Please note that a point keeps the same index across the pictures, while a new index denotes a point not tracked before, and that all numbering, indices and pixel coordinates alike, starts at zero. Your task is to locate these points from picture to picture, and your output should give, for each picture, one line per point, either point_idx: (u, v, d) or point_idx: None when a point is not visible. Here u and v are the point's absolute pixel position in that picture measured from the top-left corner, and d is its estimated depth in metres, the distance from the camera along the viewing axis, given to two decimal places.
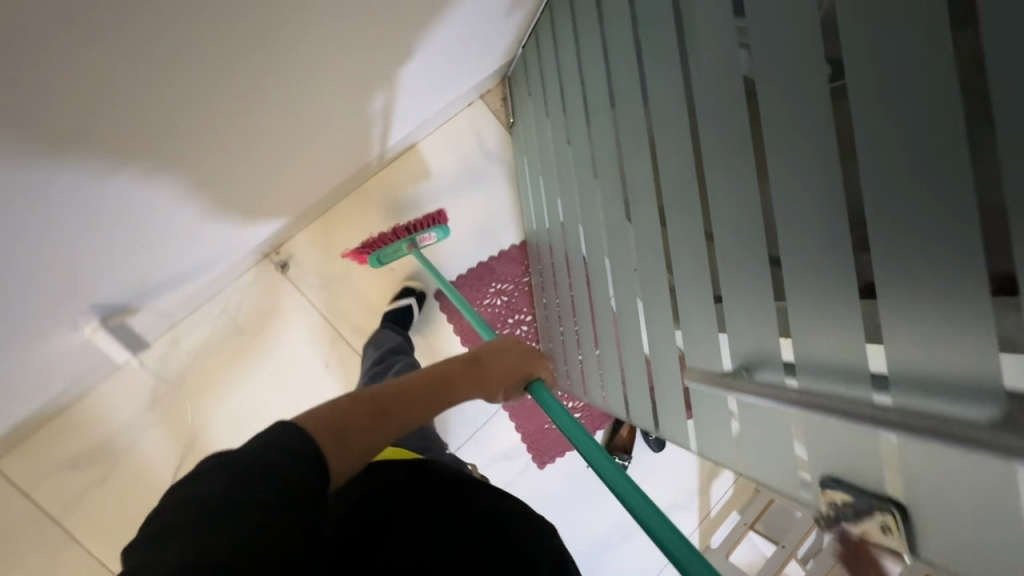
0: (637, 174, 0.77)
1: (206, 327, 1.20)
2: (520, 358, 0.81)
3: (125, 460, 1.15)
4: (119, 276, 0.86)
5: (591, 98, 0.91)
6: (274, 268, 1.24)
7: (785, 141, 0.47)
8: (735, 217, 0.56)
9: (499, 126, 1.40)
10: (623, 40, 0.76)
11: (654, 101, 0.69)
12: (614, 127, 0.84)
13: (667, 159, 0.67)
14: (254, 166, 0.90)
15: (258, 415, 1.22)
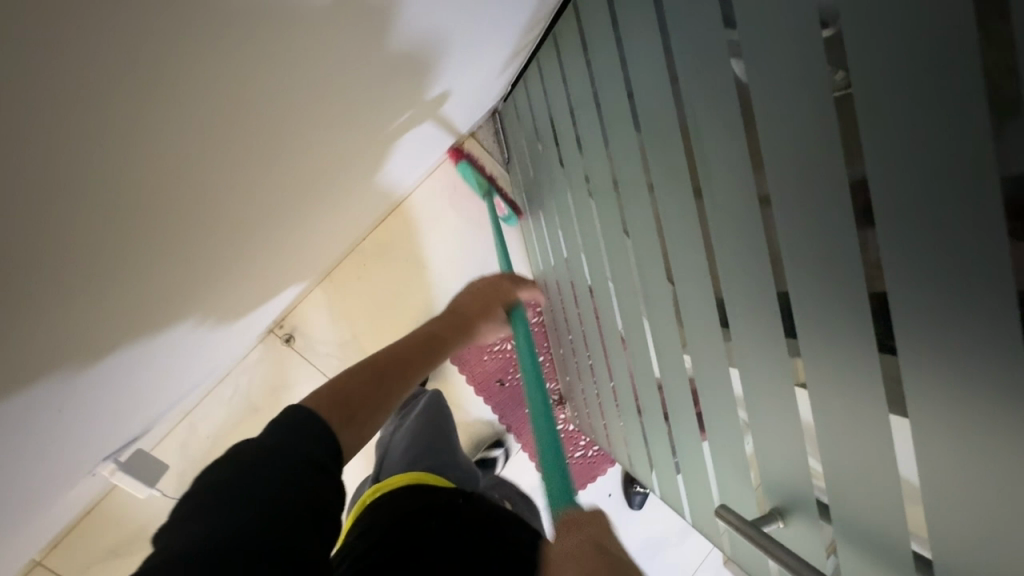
0: (654, 279, 0.75)
1: (221, 408, 1.20)
2: (501, 292, 0.84)
3: None
4: (137, 407, 0.86)
5: (592, 175, 0.87)
6: (281, 342, 1.23)
7: (820, 341, 0.46)
8: (761, 375, 0.56)
9: (494, 164, 1.34)
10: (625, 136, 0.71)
11: (668, 218, 0.66)
12: (621, 215, 0.80)
13: (687, 285, 0.66)
14: (252, 280, 0.87)
15: None
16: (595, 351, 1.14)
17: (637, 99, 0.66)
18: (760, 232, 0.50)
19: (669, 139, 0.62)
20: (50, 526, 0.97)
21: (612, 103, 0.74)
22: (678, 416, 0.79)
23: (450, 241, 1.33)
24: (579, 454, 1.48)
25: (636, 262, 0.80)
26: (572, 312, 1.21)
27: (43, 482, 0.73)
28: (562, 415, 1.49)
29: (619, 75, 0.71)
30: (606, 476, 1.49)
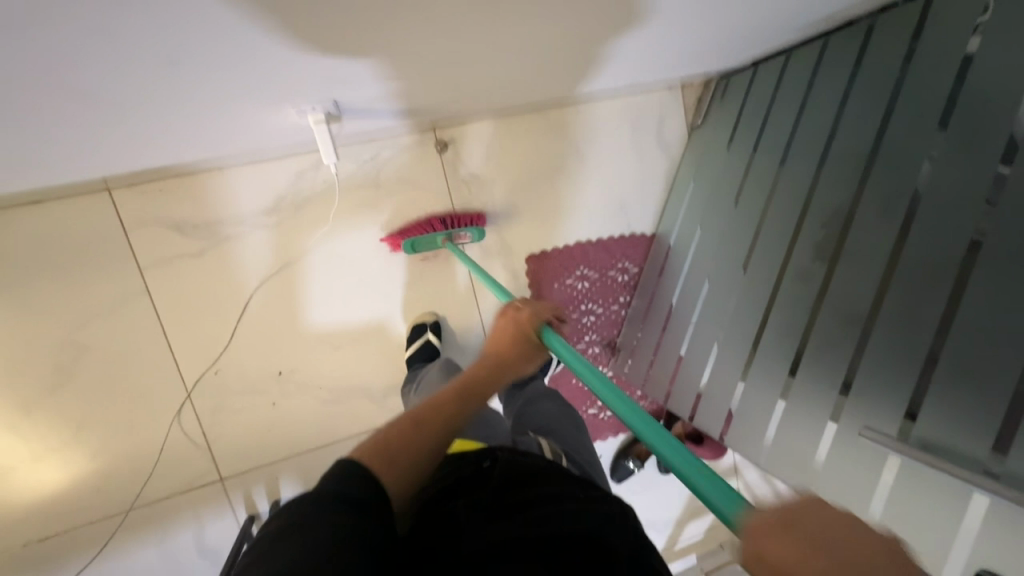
0: (873, 245, 0.82)
1: (351, 165, 1.19)
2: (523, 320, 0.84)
3: (225, 247, 1.14)
4: (360, 92, 0.91)
5: (837, 148, 0.94)
6: (435, 144, 1.24)
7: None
8: (994, 328, 0.64)
9: (682, 120, 1.41)
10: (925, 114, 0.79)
11: (945, 192, 0.74)
12: (855, 186, 0.88)
13: (930, 247, 0.74)
14: (518, 50, 0.91)
15: (353, 266, 1.22)
16: (701, 314, 1.20)
17: (969, 86, 0.74)
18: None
19: (994, 123, 0.70)
20: (188, 149, 0.99)
21: (916, 85, 0.82)
22: (818, 366, 0.85)
23: (611, 159, 1.38)
24: (591, 412, 1.46)
25: (847, 228, 0.87)
26: (690, 271, 1.26)
27: (272, 72, 0.75)
28: (596, 366, 1.45)
29: (941, 59, 0.79)
30: (604, 441, 1.49)
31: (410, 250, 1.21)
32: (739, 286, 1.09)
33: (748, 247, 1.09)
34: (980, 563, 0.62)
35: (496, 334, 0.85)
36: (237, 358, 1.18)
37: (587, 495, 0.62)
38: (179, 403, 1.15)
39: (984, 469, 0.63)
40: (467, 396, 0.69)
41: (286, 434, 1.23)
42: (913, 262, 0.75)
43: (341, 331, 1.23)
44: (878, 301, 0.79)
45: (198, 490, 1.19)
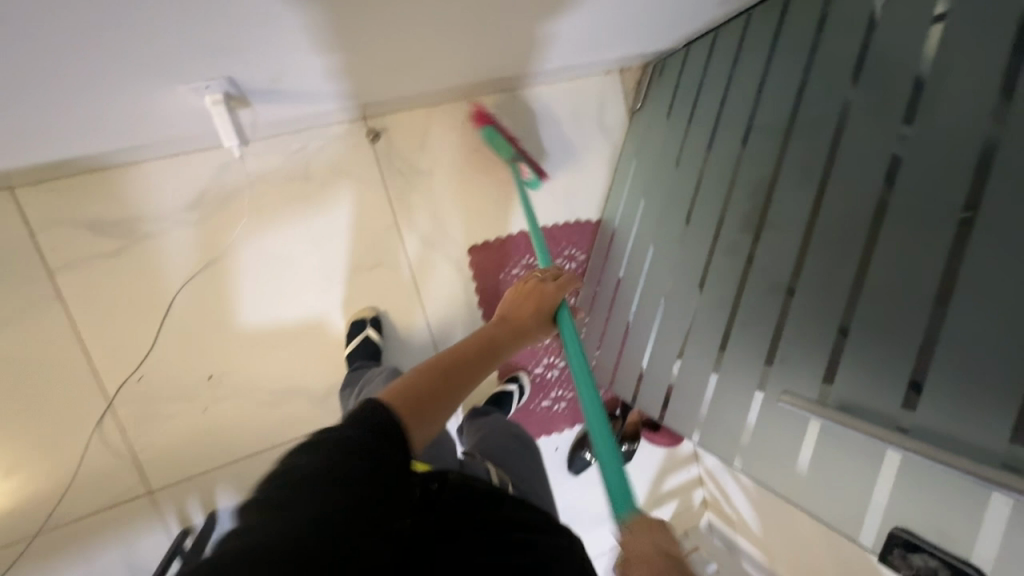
0: (794, 212, 0.81)
1: (277, 157, 1.14)
2: (545, 294, 0.99)
3: (143, 246, 1.08)
4: (268, 72, 0.84)
5: (759, 118, 0.93)
6: (366, 133, 1.20)
7: (1004, 245, 0.55)
8: (903, 286, 0.64)
9: (622, 104, 1.40)
10: (837, 77, 0.79)
11: (857, 152, 0.73)
12: (775, 155, 0.88)
13: (844, 208, 0.73)
14: (438, 34, 0.90)
15: (285, 261, 1.18)
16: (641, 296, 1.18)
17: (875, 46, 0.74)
18: (974, 158, 0.60)
19: (899, 82, 0.70)
20: (89, 143, 0.93)
21: (829, 49, 0.82)
22: (746, 338, 0.84)
23: (553, 145, 1.36)
24: (545, 405, 1.43)
25: (771, 197, 0.86)
26: (632, 255, 1.25)
27: (161, 53, 0.69)
28: (547, 357, 1.42)
29: (851, 24, 0.79)
30: (560, 433, 1.45)
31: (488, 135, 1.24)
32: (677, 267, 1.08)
33: (684, 225, 1.08)
34: (895, 522, 0.61)
35: (520, 299, 0.99)
36: (163, 362, 1.12)
37: (535, 525, 0.58)
38: (100, 412, 1.09)
39: (896, 424, 0.62)
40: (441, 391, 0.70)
41: (218, 442, 1.17)
42: (828, 225, 0.75)
43: (274, 330, 1.18)
44: (800, 266, 0.78)
45: (124, 504, 1.12)
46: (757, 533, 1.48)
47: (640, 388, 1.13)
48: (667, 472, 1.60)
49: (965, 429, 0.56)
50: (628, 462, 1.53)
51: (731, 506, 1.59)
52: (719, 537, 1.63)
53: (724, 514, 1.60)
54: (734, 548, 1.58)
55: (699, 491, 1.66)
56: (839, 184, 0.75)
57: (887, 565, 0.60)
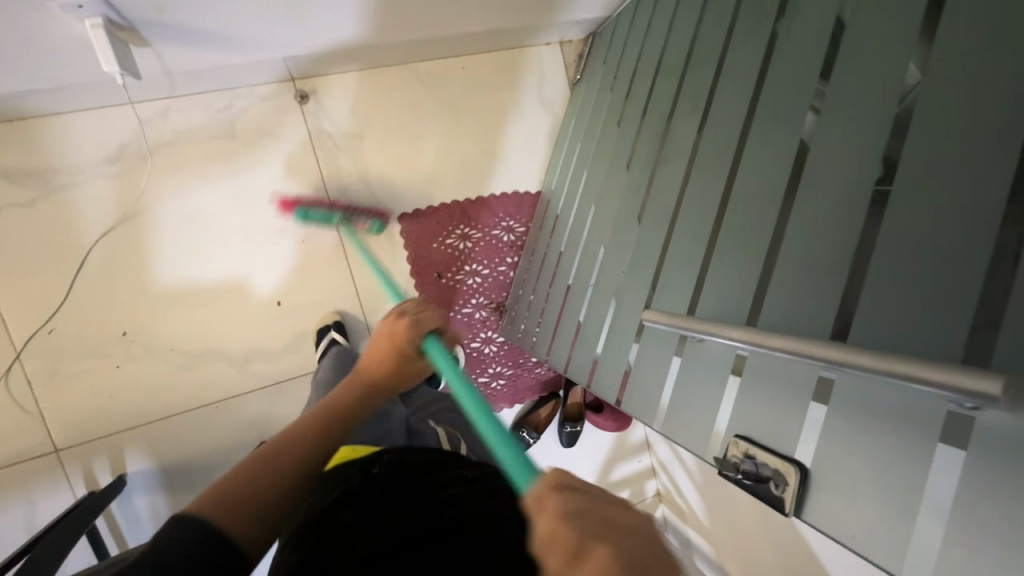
0: (684, 146, 0.81)
1: (202, 115, 1.15)
2: (401, 332, 0.76)
3: (60, 197, 1.08)
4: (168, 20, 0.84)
5: (664, 62, 0.93)
6: (294, 95, 1.21)
7: (846, 130, 0.55)
8: (763, 192, 0.64)
9: (562, 77, 1.40)
10: (723, 7, 0.79)
11: (735, 75, 0.73)
12: (675, 94, 0.87)
13: (723, 131, 0.73)
14: None
15: (207, 220, 1.17)
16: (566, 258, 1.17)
17: None
18: (822, 49, 0.60)
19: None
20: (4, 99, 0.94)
21: None
22: None
23: (490, 116, 1.35)
24: (482, 381, 1.37)
25: (666, 136, 0.87)
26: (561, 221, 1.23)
27: None
28: (484, 331, 1.37)
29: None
30: (498, 412, 1.40)
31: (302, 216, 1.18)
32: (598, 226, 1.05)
33: (603, 181, 1.05)
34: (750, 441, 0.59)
35: (375, 344, 0.76)
36: (75, 316, 1.10)
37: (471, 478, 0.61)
38: (7, 364, 1.07)
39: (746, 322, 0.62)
40: (318, 438, 0.63)
41: (129, 403, 1.14)
42: (710, 150, 0.74)
43: (193, 289, 1.17)
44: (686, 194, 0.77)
45: (27, 462, 1.09)
46: (706, 524, 1.40)
47: (556, 343, 1.14)
48: (616, 460, 1.53)
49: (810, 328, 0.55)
50: (572, 447, 1.46)
51: (682, 498, 1.50)
52: (672, 533, 1.54)
53: (676, 507, 1.52)
54: (686, 543, 1.49)
55: (652, 483, 1.58)
56: (721, 109, 0.74)
57: (727, 474, 0.59)
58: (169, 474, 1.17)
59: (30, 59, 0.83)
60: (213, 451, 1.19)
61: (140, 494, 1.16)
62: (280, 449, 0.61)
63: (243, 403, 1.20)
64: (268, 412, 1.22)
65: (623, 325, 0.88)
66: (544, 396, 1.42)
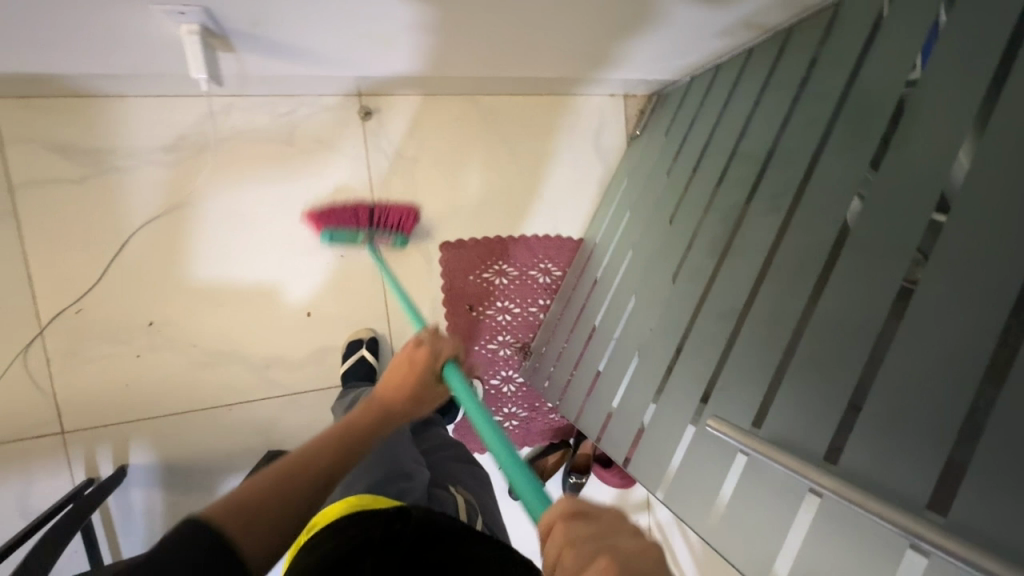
0: (760, 241, 0.81)
1: (265, 117, 1.14)
2: (421, 360, 0.87)
3: (112, 178, 1.07)
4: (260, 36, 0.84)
5: (744, 147, 0.93)
6: (358, 110, 1.20)
7: (954, 273, 0.55)
8: (847, 311, 0.64)
9: (622, 129, 1.40)
10: (819, 111, 0.80)
11: (827, 185, 0.74)
12: (753, 184, 0.88)
13: (808, 237, 0.73)
14: (438, 21, 0.91)
15: (252, 221, 1.15)
16: (607, 314, 1.16)
17: (857, 83, 0.75)
18: (937, 183, 0.60)
19: (876, 112, 0.70)
20: (77, 77, 0.93)
21: (815, 86, 0.83)
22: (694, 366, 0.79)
23: (546, 157, 1.35)
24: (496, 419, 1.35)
25: (739, 224, 0.87)
26: (606, 275, 1.22)
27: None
28: (505, 370, 1.35)
29: (834, 63, 0.81)
30: None
31: (328, 241, 1.14)
32: (648, 293, 1.04)
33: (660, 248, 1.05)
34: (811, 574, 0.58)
35: (393, 370, 0.86)
36: (106, 299, 1.09)
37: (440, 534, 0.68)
38: (29, 339, 1.05)
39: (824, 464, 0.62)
40: (294, 488, 0.59)
41: (143, 394, 1.12)
42: (791, 252, 0.75)
43: (227, 288, 1.15)
44: (760, 290, 0.78)
45: (32, 439, 1.07)
46: None
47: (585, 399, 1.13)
48: None
49: (893, 476, 0.54)
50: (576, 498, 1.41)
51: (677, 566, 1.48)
52: None
53: None
54: None
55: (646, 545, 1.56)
56: (809, 215, 0.75)
57: None
58: (170, 471, 1.15)
59: (116, 51, 0.82)
60: (218, 454, 1.17)
61: (138, 488, 1.13)
62: (290, 469, 0.61)
63: (256, 409, 1.19)
64: (281, 422, 1.20)
65: (666, 404, 0.86)
66: (553, 443, 1.40)
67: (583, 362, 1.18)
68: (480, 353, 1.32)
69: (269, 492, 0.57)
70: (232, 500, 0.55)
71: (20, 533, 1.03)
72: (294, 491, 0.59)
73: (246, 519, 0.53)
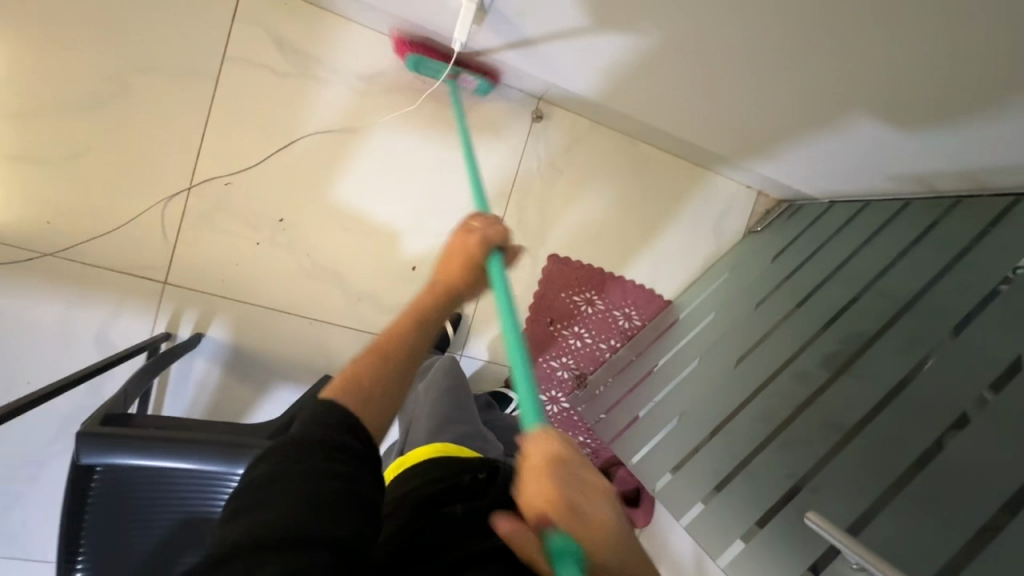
0: (880, 378, 1.00)
1: (455, 85, 1.23)
2: (472, 242, 0.74)
3: (307, 84, 1.15)
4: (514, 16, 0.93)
5: (886, 293, 1.09)
6: (532, 112, 1.28)
7: None
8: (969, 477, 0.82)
9: (745, 220, 1.44)
10: (964, 295, 0.97)
11: (958, 362, 0.91)
12: (882, 327, 1.05)
13: (938, 399, 0.91)
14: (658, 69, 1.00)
15: (405, 171, 1.23)
16: (666, 399, 1.29)
17: (1010, 292, 0.91)
18: None
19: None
20: None
21: (963, 272, 1.00)
22: None
23: (671, 217, 1.41)
24: None
25: None
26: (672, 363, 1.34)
27: None
28: (553, 390, 1.36)
29: (997, 270, 0.95)
30: None
31: (414, 67, 1.12)
32: (750, 386, 1.19)
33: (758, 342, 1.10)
34: None
35: (449, 254, 0.74)
36: (254, 183, 1.16)
37: None
38: (178, 190, 1.12)
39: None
40: (381, 384, 0.62)
41: (246, 279, 1.18)
42: (924, 399, 0.93)
43: (357, 217, 1.22)
44: (875, 413, 0.97)
45: (139, 278, 1.13)
46: None
47: (647, 445, 1.25)
48: None
49: None
50: None
51: None
52: None
53: None
54: None
55: None
56: (935, 376, 0.93)
57: None
58: (236, 356, 1.20)
59: None
60: (283, 358, 1.22)
61: (202, 359, 1.18)
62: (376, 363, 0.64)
63: (332, 333, 1.24)
64: (348, 354, 1.26)
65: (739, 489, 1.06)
66: None
67: (635, 426, 1.29)
68: (540, 366, 1.35)
69: (370, 388, 0.61)
70: (343, 383, 0.61)
71: (95, 363, 1.09)
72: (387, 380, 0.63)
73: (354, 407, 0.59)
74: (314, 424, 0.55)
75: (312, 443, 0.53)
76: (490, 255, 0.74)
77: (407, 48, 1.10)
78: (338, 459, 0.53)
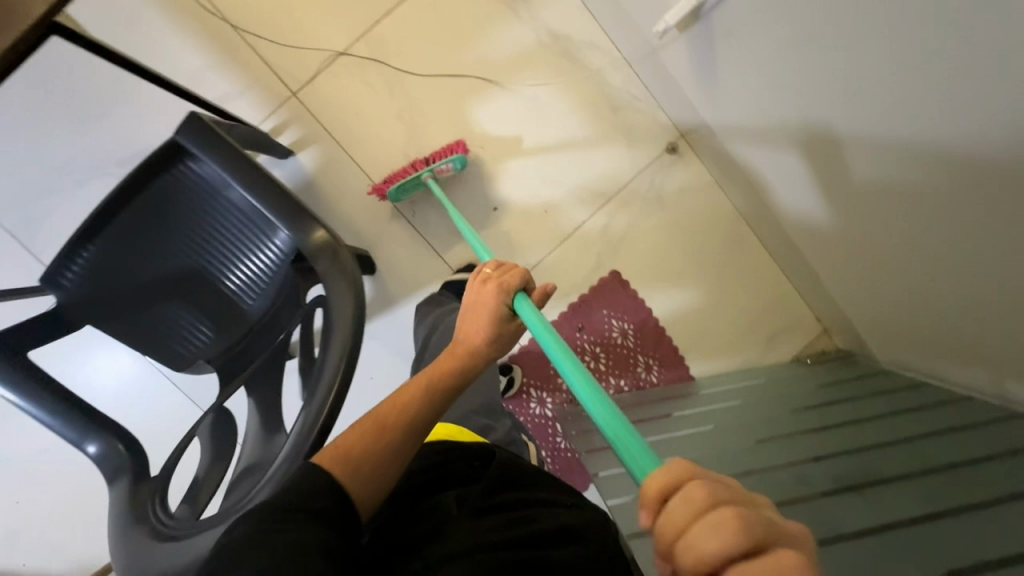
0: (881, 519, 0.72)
1: (618, 82, 1.31)
2: (491, 291, 0.74)
3: (505, 12, 1.26)
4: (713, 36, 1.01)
5: (919, 455, 0.84)
6: (668, 143, 1.34)
7: None
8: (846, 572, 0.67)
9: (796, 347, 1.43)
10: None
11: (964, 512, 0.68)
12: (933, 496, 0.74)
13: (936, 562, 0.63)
14: None
15: (537, 126, 1.30)
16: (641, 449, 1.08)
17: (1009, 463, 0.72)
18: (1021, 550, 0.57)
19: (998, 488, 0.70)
20: None
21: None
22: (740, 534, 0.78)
23: (735, 303, 1.40)
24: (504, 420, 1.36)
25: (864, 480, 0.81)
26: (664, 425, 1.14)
27: None
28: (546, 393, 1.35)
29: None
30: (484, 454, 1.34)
31: (395, 196, 1.20)
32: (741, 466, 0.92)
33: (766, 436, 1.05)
34: None
35: (472, 309, 0.75)
36: (414, 60, 1.24)
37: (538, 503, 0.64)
38: (353, 30, 1.22)
39: None
40: (381, 443, 0.62)
41: (356, 131, 1.24)
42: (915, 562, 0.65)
43: (474, 138, 1.28)
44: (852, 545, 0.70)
45: (276, 77, 1.20)
46: None
47: None
48: None
49: None
50: None
51: None
52: None
53: None
54: None
55: None
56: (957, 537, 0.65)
57: None
58: (306, 188, 1.24)
59: None
60: (340, 214, 1.25)
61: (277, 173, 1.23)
62: (373, 426, 0.64)
63: (393, 219, 1.27)
64: (395, 246, 1.27)
65: None
66: None
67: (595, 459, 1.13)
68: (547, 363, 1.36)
69: (354, 458, 0.60)
70: (335, 451, 0.60)
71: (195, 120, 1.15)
72: (377, 445, 0.62)
73: (348, 462, 0.59)
74: (294, 484, 0.54)
75: (295, 505, 0.51)
76: (512, 298, 0.73)
77: (385, 185, 1.19)
78: (304, 509, 0.51)
